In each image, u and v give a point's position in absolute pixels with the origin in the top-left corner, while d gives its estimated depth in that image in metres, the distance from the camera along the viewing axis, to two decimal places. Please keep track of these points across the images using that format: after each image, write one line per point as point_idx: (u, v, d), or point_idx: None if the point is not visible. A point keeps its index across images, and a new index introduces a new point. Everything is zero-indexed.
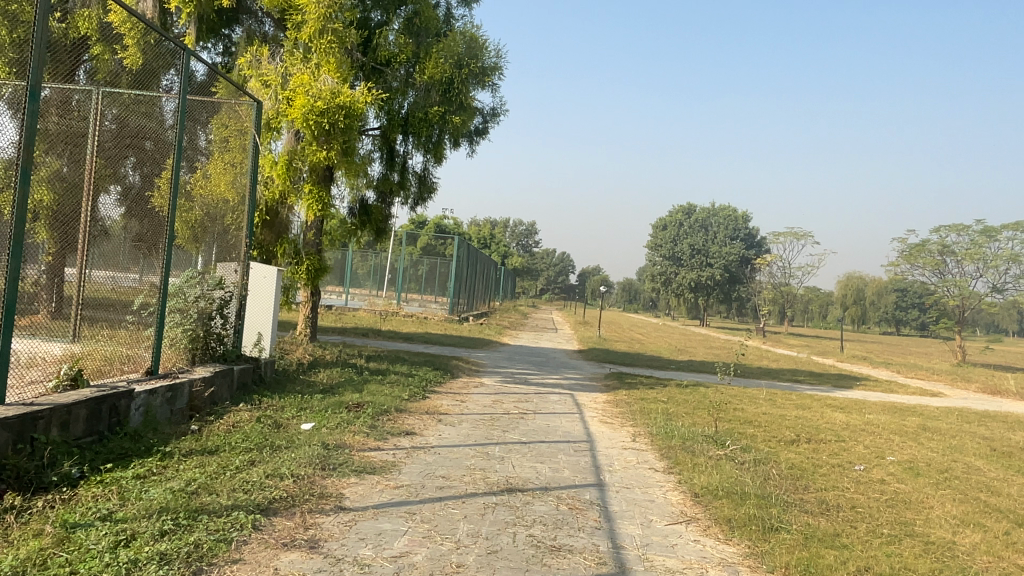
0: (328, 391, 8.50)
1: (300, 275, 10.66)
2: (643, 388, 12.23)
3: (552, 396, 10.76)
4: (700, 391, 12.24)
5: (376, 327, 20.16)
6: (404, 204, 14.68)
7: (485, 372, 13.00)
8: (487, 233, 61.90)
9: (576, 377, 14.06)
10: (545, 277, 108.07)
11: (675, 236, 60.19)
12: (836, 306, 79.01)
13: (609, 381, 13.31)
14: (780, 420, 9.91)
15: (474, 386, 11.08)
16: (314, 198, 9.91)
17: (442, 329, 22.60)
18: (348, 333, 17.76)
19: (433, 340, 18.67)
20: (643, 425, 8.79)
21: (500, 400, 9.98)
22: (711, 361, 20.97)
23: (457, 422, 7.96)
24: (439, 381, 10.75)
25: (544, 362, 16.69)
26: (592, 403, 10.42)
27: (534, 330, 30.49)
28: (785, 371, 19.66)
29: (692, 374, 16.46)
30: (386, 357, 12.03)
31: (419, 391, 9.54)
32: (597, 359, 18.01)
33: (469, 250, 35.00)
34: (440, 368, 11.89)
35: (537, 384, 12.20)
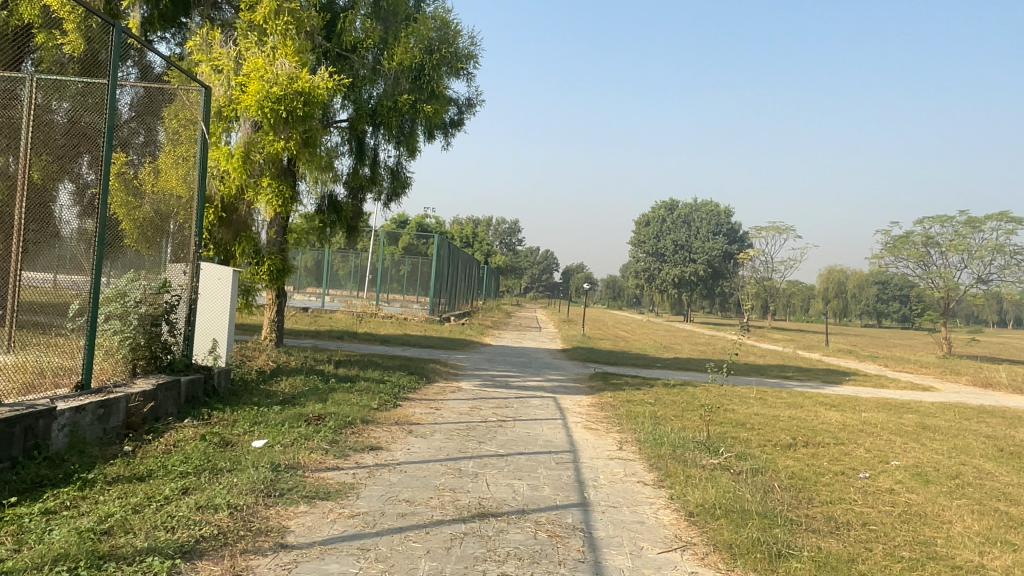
0: (288, 402, 7.82)
1: (260, 277, 9.86)
2: (629, 389, 11.62)
3: (533, 400, 10.13)
4: (689, 392, 11.67)
5: (352, 329, 19.43)
6: (376, 200, 14.02)
7: (464, 376, 12.37)
8: (468, 232, 61.23)
9: (560, 378, 13.44)
10: (529, 275, 107.51)
11: (659, 232, 59.82)
12: (819, 300, 79.16)
13: (594, 382, 12.70)
14: (775, 422, 9.35)
15: (451, 391, 10.42)
16: (274, 192, 9.26)
17: (421, 330, 21.91)
18: (321, 337, 17.02)
19: (411, 342, 17.98)
20: (630, 431, 8.18)
21: (478, 406, 9.33)
22: (698, 358, 20.46)
23: (428, 434, 7.30)
24: (412, 387, 10.09)
25: (527, 362, 16.06)
26: (575, 407, 9.82)
27: (517, 329, 29.88)
28: (774, 367, 19.20)
29: (680, 372, 15.90)
30: (356, 362, 11.35)
31: (390, 399, 8.88)
32: (581, 359, 17.44)
33: (450, 248, 34.30)
34: (415, 373, 11.23)
35: (518, 388, 11.55)
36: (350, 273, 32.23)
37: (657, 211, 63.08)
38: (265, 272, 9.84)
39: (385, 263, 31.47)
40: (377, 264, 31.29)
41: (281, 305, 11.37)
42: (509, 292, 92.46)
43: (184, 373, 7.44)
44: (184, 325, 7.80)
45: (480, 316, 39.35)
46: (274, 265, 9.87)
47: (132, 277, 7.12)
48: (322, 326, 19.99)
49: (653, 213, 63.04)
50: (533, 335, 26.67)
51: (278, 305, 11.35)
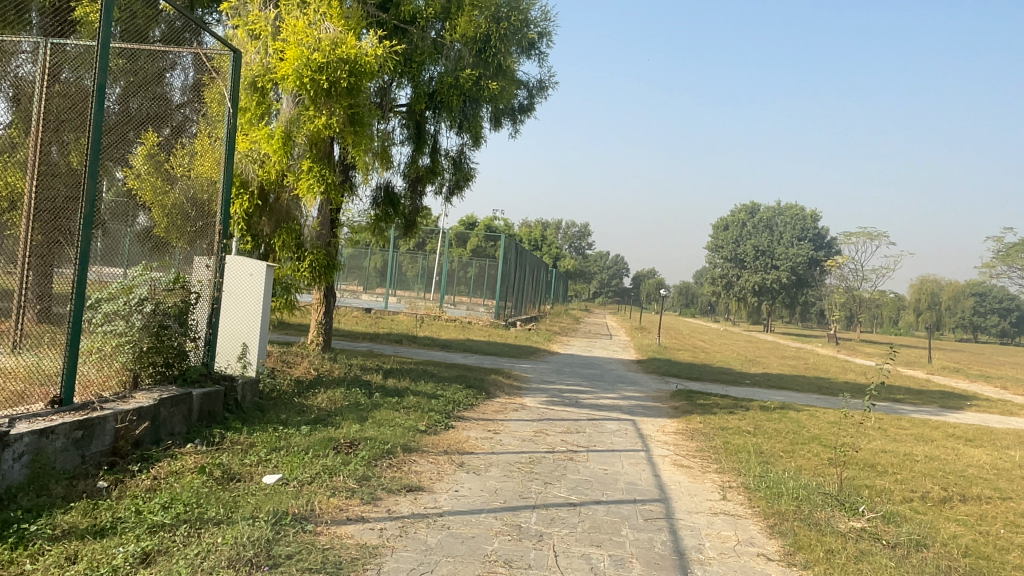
0: (321, 422, 6.61)
1: (302, 274, 8.75)
2: (721, 414, 10.00)
3: (610, 424, 8.65)
4: (792, 420, 9.95)
5: (413, 333, 18.32)
6: (436, 193, 12.85)
7: (529, 390, 11.00)
8: (538, 235, 60.12)
9: (637, 395, 11.89)
10: (599, 279, 105.41)
11: (738, 237, 57.10)
12: (911, 311, 74.19)
13: (677, 402, 11.10)
14: (911, 464, 7.57)
15: (514, 409, 9.05)
16: (314, 177, 8.09)
17: (486, 335, 20.66)
18: (379, 342, 15.94)
19: (474, 348, 16.72)
20: (733, 472, 6.61)
21: (544, 430, 7.92)
22: (789, 374, 18.47)
23: (482, 469, 5.92)
24: (470, 404, 8.77)
25: (599, 374, 14.55)
26: (660, 435, 8.30)
27: (587, 337, 28.33)
28: (880, 387, 16.99)
29: (774, 392, 14.08)
30: (410, 372, 10.13)
31: (442, 419, 7.57)
32: (660, 372, 15.79)
33: (520, 251, 33.14)
34: (475, 386, 9.92)
35: (590, 406, 10.09)
36: (419, 275, 31.45)
37: (735, 215, 60.33)
38: (306, 268, 8.70)
39: (453, 265, 30.54)
40: (444, 265, 30.39)
41: (329, 306, 10.29)
42: (579, 297, 90.68)
43: (201, 385, 6.31)
44: (206, 327, 6.70)
45: (548, 321, 37.93)
46: (317, 260, 8.73)
47: (139, 269, 6.05)
48: (382, 329, 18.98)
49: (730, 218, 60.43)
50: (605, 343, 25.08)
51: (326, 306, 10.27)
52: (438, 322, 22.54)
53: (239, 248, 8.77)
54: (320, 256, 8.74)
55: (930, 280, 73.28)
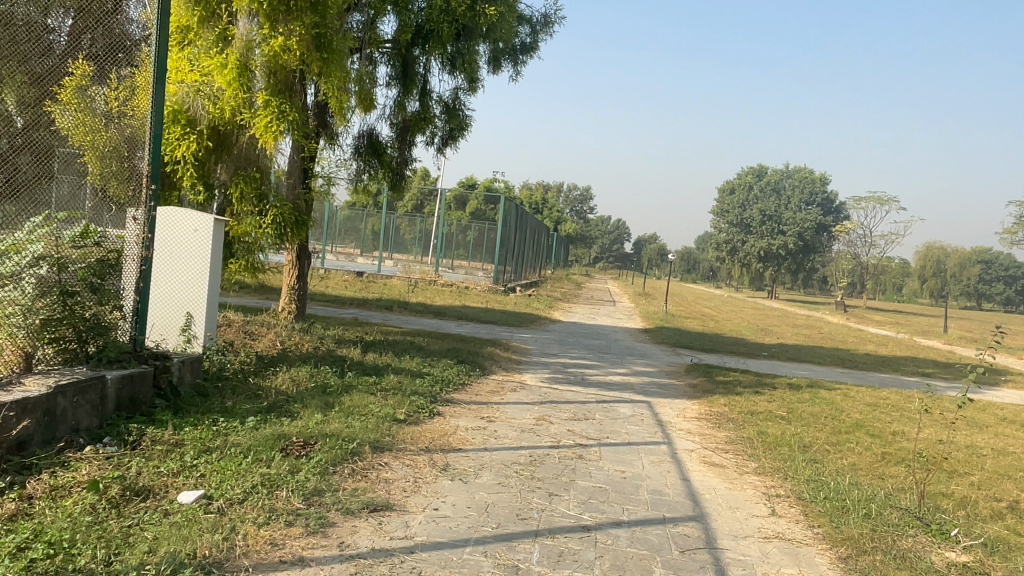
0: (275, 410, 5.41)
1: (265, 232, 7.29)
2: (745, 394, 8.84)
3: (623, 410, 7.47)
4: (826, 402, 8.79)
5: (405, 298, 17.10)
6: (428, 144, 11.52)
7: (529, 365, 9.81)
8: (539, 197, 58.68)
9: (649, 370, 10.72)
10: (600, 243, 104.07)
11: (744, 201, 55.66)
12: (916, 278, 73.10)
13: (695, 379, 9.93)
14: (981, 460, 6.42)
15: (512, 389, 7.87)
16: (274, 113, 6.76)
17: (483, 301, 19.46)
18: (365, 308, 14.70)
19: (471, 315, 15.52)
20: (778, 475, 5.44)
21: (547, 417, 6.73)
22: (806, 345, 17.35)
23: (470, 473, 4.74)
24: (461, 384, 7.57)
25: (605, 345, 13.37)
26: (681, 423, 7.12)
27: (590, 303, 27.18)
28: (905, 361, 15.83)
29: (796, 367, 12.93)
30: (395, 344, 8.91)
31: (428, 404, 6.37)
32: (670, 343, 14.61)
33: (521, 214, 31.85)
34: (468, 362, 8.72)
35: (598, 384, 8.91)
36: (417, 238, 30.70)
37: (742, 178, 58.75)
38: (267, 222, 7.30)
39: (452, 229, 29.43)
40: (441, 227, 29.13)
41: (302, 269, 9.05)
42: (580, 262, 89.45)
43: (123, 366, 5.08)
44: (134, 295, 5.46)
45: (549, 287, 36.78)
46: (282, 216, 7.35)
47: (39, 222, 4.74)
48: (372, 294, 17.75)
49: (736, 181, 58.93)
50: (609, 310, 23.94)
51: (299, 269, 9.02)
52: (433, 287, 21.33)
53: (189, 199, 7.41)
54: (285, 209, 7.39)
55: (936, 248, 72.28)
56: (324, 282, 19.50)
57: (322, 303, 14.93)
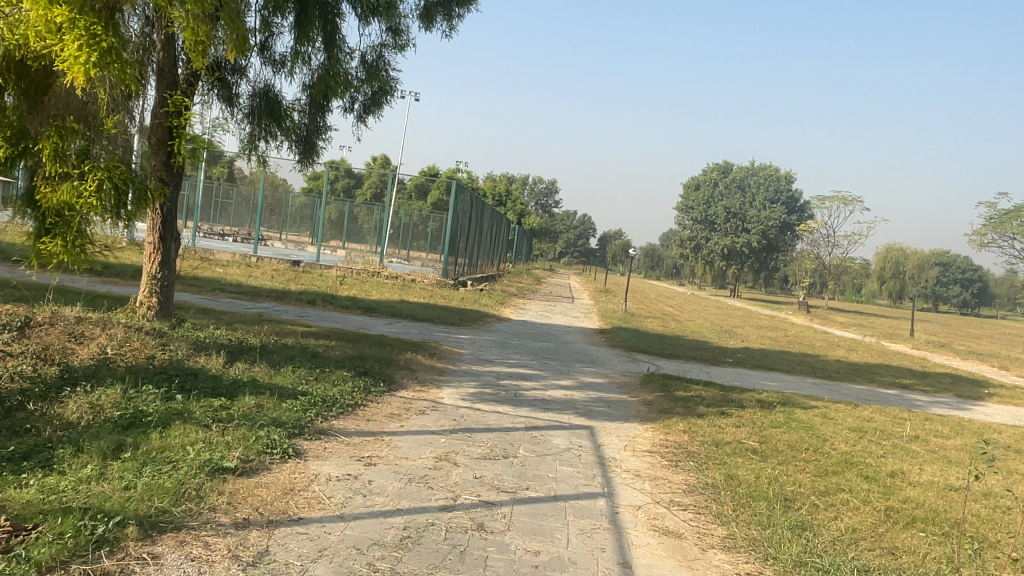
0: (28, 460, 3.67)
1: (86, 199, 5.51)
2: (709, 417, 7.29)
3: (556, 441, 5.83)
4: (805, 428, 7.29)
5: (336, 292, 15.28)
6: (347, 110, 9.81)
7: (454, 375, 8.12)
8: (501, 189, 57.00)
9: (599, 382, 9.12)
10: (564, 238, 102.94)
11: (709, 197, 54.82)
12: (875, 279, 73.31)
13: (650, 395, 8.35)
14: (1010, 520, 4.96)
15: (418, 412, 6.16)
16: (83, 38, 5.01)
17: (427, 296, 17.71)
18: (281, 302, 12.87)
19: (405, 311, 13.77)
20: (756, 554, 3.87)
21: (452, 455, 5.05)
22: (773, 349, 15.99)
23: (292, 569, 3.04)
24: (348, 406, 5.84)
25: (552, 349, 11.74)
26: (630, 462, 5.51)
27: (546, 299, 25.62)
28: (880, 370, 14.54)
29: (765, 378, 11.49)
30: (280, 349, 7.16)
31: (283, 439, 4.67)
32: (627, 347, 13.06)
33: (480, 206, 30.42)
34: (371, 372, 7.00)
35: (532, 402, 7.27)
36: (374, 228, 30.78)
37: (708, 175, 58.00)
38: (90, 188, 5.50)
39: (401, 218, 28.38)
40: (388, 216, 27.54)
41: (167, 255, 7.27)
42: (543, 256, 87.97)
43: None
44: None
45: (507, 281, 35.17)
46: (107, 179, 5.59)
47: None
48: (299, 286, 15.86)
49: (702, 177, 58.10)
50: (565, 307, 22.40)
51: (163, 254, 7.24)
52: (374, 280, 19.52)
53: None
54: (115, 172, 5.67)
55: (896, 250, 72.69)
56: (251, 271, 17.58)
57: (234, 296, 13.05)
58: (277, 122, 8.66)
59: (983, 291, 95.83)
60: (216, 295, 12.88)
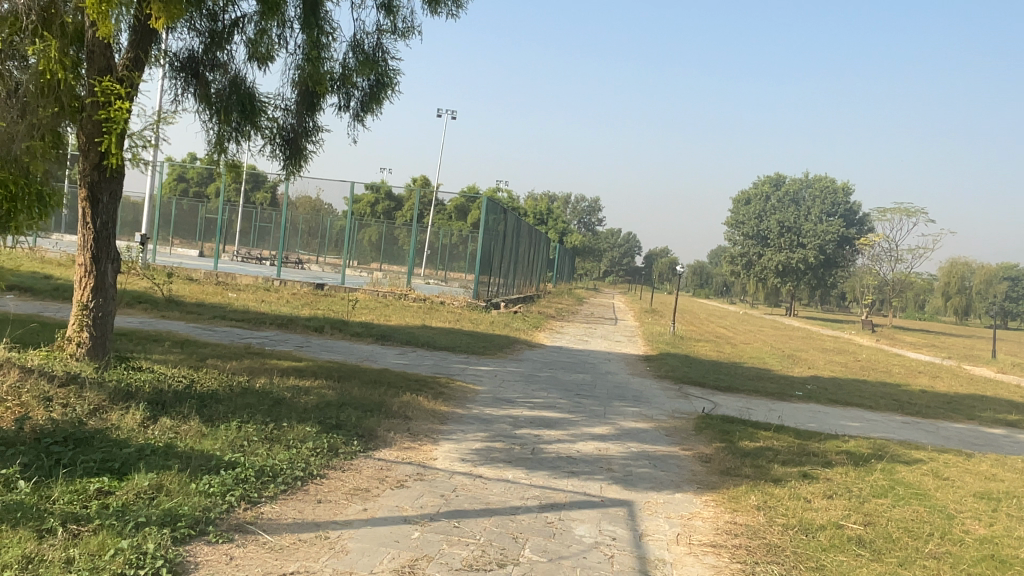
0: None
1: None
2: (788, 483, 5.52)
3: (581, 531, 4.17)
4: (918, 498, 5.46)
5: (351, 318, 13.86)
6: (342, 108, 8.41)
7: (460, 424, 6.53)
8: (543, 207, 55.42)
9: (641, 427, 7.43)
10: (608, 257, 100.78)
11: (761, 211, 52.46)
12: (939, 294, 69.19)
13: (707, 449, 6.60)
14: None
15: (394, 486, 4.57)
16: None
17: (453, 320, 16.18)
18: (284, 330, 11.50)
19: (423, 339, 12.26)
20: None
21: (421, 565, 3.44)
22: (844, 378, 13.94)
23: None
24: (295, 480, 4.30)
25: (588, 383, 10.04)
26: (684, 569, 3.82)
27: (587, 322, 23.85)
28: (978, 403, 12.35)
29: (844, 418, 9.58)
30: (234, 395, 5.71)
31: (161, 549, 3.14)
32: (676, 379, 11.28)
33: (517, 223, 28.93)
34: (346, 424, 5.47)
35: (554, 462, 5.61)
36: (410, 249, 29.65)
37: (759, 188, 55.63)
38: None
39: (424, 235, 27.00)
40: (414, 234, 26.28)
41: (103, 279, 5.94)
42: (588, 276, 85.94)
43: None
44: None
45: (547, 303, 33.53)
46: None
47: None
48: (312, 311, 14.48)
49: (752, 190, 55.69)
50: (607, 331, 20.62)
51: (97, 279, 5.92)
52: (398, 303, 18.09)
53: None
54: None
55: (961, 264, 68.62)
56: (265, 296, 16.33)
57: (233, 324, 11.76)
58: (249, 118, 7.31)
59: None
60: (212, 323, 11.60)
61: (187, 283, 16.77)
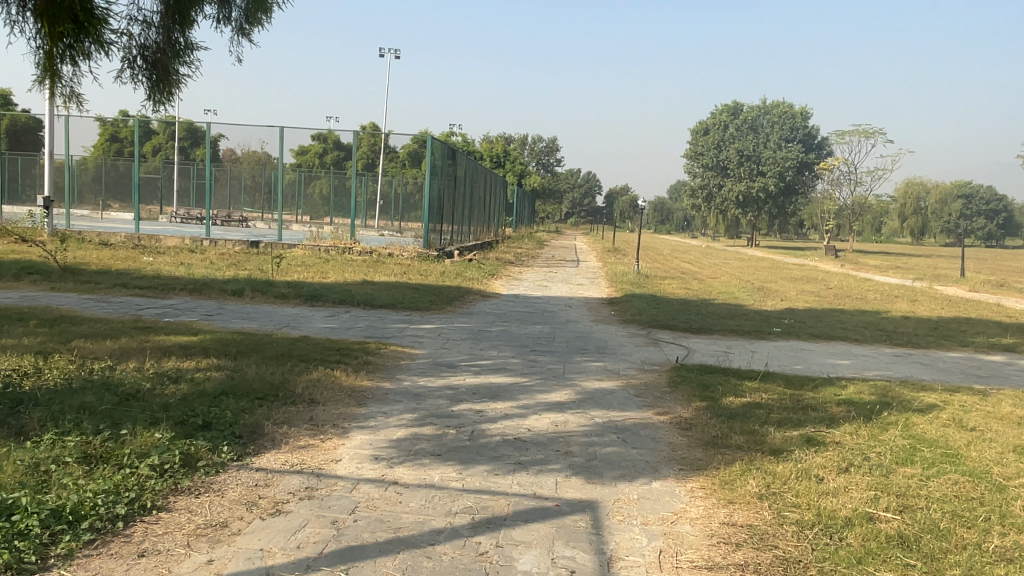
0: None
1: None
2: (792, 455, 4.36)
3: (526, 564, 2.94)
4: (952, 463, 4.38)
5: (281, 278, 12.33)
6: (224, 20, 6.83)
7: (381, 403, 5.22)
8: (499, 149, 53.42)
9: (607, 388, 6.23)
10: (568, 197, 99.32)
11: (720, 141, 51.34)
12: (896, 216, 69.50)
13: (687, 411, 5.43)
14: None
15: (265, 513, 3.28)
16: None
17: (399, 273, 14.72)
18: (196, 298, 9.97)
19: (360, 296, 10.84)
20: None
21: None
22: (821, 309, 12.96)
23: None
24: (111, 525, 2.99)
25: (545, 336, 8.79)
26: None
27: (547, 265, 22.59)
28: (965, 328, 11.47)
29: (831, 355, 8.54)
30: (68, 392, 4.33)
31: None
32: (644, 323, 10.12)
33: (471, 166, 27.22)
34: (216, 423, 4.14)
35: (495, 450, 4.34)
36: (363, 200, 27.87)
37: (717, 117, 54.38)
38: None
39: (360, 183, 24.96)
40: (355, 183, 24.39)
41: None
42: (549, 218, 84.52)
43: None
44: None
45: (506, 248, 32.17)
46: None
47: None
48: (236, 272, 12.88)
49: (710, 120, 54.47)
50: (568, 273, 19.37)
51: None
52: (340, 258, 16.52)
53: None
54: None
55: (916, 183, 68.94)
56: (187, 258, 14.65)
57: (135, 292, 10.18)
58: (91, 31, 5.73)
59: (1007, 221, 92.04)
60: (110, 293, 10.02)
61: (98, 250, 14.97)
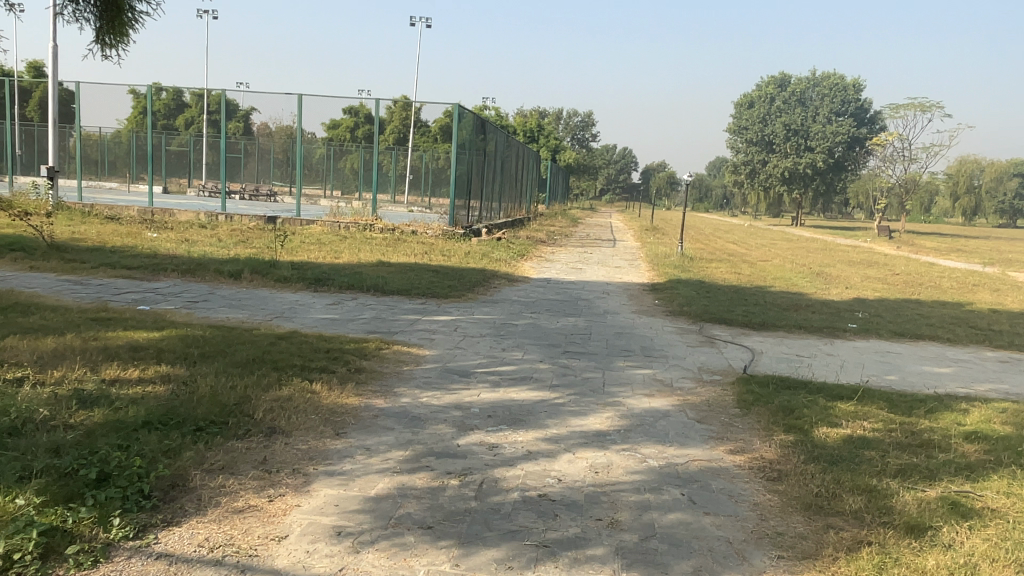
0: None
1: None
2: (942, 538, 3.01)
3: None
4: None
5: (288, 258, 11.16)
6: None
7: (365, 433, 3.96)
8: (533, 124, 51.66)
9: (659, 408, 4.90)
10: (604, 173, 97.11)
11: (765, 114, 48.93)
12: (948, 196, 66.16)
13: (770, 451, 4.08)
14: None
15: None
16: None
17: (420, 253, 13.47)
18: (186, 281, 8.84)
19: (370, 280, 9.61)
20: None
21: None
22: (895, 300, 11.37)
23: None
24: None
25: (580, 332, 7.46)
26: None
27: (581, 245, 21.17)
28: None
29: (925, 362, 7.06)
30: None
31: None
32: (695, 316, 8.72)
33: (503, 139, 25.74)
34: (116, 478, 2.94)
35: (511, 519, 3.06)
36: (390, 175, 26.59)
37: (762, 89, 51.85)
38: None
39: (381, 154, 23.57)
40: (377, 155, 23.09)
41: None
42: (583, 196, 82.61)
43: None
44: None
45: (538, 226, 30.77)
46: None
47: None
48: (241, 251, 11.76)
49: (755, 93, 52.01)
50: (604, 254, 17.95)
51: None
52: (359, 236, 15.34)
53: None
54: None
55: (970, 161, 65.44)
56: (194, 235, 13.58)
57: (121, 274, 9.09)
58: None
59: None
60: (92, 274, 8.94)
61: (103, 224, 13.99)
